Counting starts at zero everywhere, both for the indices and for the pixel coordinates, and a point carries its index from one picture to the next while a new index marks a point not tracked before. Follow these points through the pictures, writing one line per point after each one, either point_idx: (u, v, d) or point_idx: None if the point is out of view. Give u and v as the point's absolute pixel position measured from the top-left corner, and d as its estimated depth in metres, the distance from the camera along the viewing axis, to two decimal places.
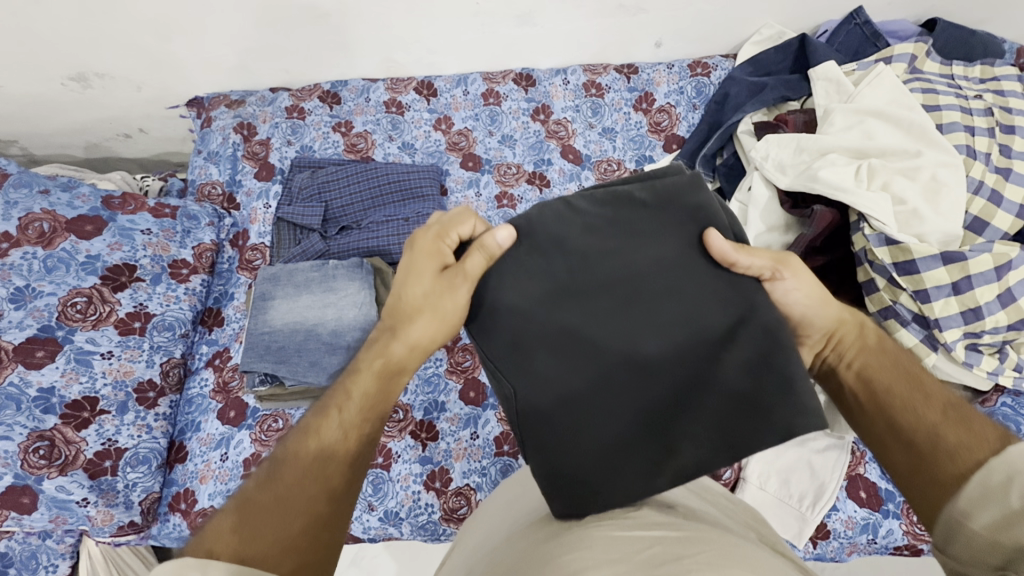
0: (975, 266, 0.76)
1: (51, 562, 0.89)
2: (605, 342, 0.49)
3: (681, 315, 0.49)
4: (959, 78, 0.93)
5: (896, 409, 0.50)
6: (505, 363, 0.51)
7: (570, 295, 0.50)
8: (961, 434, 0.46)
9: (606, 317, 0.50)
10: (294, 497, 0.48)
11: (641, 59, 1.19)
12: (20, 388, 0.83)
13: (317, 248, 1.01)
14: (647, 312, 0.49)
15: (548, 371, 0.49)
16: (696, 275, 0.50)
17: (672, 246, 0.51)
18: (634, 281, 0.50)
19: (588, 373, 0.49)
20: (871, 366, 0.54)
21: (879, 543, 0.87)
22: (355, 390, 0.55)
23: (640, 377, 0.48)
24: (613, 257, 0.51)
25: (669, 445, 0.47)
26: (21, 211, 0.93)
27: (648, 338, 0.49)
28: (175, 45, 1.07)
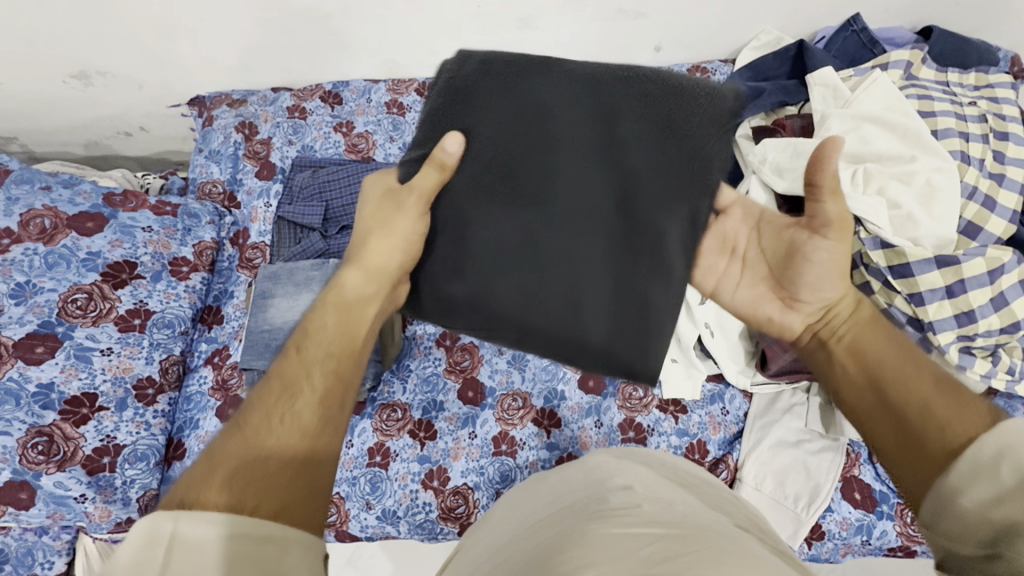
0: (968, 269, 0.78)
1: (47, 559, 0.89)
2: (544, 247, 0.56)
3: (611, 212, 0.56)
4: (954, 84, 0.94)
5: (890, 387, 0.53)
6: (456, 287, 0.57)
7: (505, 207, 0.56)
8: (951, 408, 0.48)
9: (543, 226, 0.56)
10: (271, 442, 0.47)
11: (640, 63, 1.20)
12: (19, 383, 0.83)
13: (317, 248, 1.02)
14: (580, 217, 0.56)
15: (512, 252, 0.56)
16: (619, 168, 0.57)
17: (594, 149, 0.57)
18: (566, 191, 0.56)
19: (537, 280, 0.56)
20: (864, 347, 0.56)
21: (873, 544, 0.88)
22: (316, 339, 0.56)
23: (585, 275, 0.55)
24: (542, 172, 0.57)
25: (631, 279, 0.56)
26: (22, 207, 0.93)
27: (585, 238, 0.56)
28: (177, 44, 1.07)
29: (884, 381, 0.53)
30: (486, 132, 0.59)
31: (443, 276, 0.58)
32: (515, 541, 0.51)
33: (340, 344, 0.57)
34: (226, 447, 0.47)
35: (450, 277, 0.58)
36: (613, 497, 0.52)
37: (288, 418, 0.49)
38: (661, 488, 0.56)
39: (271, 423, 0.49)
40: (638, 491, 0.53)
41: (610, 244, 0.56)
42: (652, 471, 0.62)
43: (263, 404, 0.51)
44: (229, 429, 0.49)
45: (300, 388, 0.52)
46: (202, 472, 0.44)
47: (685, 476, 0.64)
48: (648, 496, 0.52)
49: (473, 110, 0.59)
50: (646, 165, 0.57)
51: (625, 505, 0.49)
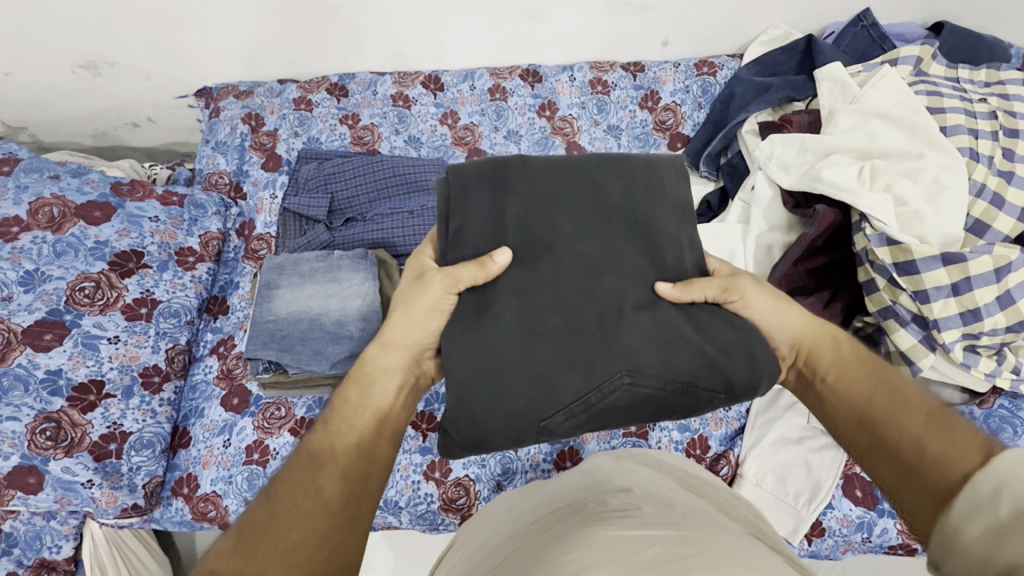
0: (975, 267, 0.77)
1: (55, 543, 0.91)
2: (600, 307, 0.56)
3: (638, 254, 0.57)
4: (964, 81, 0.93)
5: (880, 420, 0.53)
6: (526, 375, 0.54)
7: (536, 284, 0.56)
8: (945, 444, 0.48)
9: (582, 296, 0.56)
10: (294, 511, 0.49)
11: (647, 58, 1.20)
12: (27, 370, 0.84)
13: (321, 239, 1.02)
14: (617, 274, 0.56)
15: (592, 339, 0.55)
16: (622, 227, 0.58)
17: (588, 212, 0.58)
18: (586, 253, 0.57)
19: (607, 341, 0.55)
20: (847, 380, 0.57)
21: (873, 542, 0.88)
22: (344, 402, 0.56)
23: (648, 324, 0.55)
24: (555, 244, 0.57)
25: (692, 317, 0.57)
26: (31, 195, 0.94)
27: (626, 291, 0.56)
28: (184, 35, 1.07)
29: (879, 416, 0.53)
30: (476, 220, 0.58)
31: (500, 373, 0.55)
32: (511, 543, 0.51)
33: (364, 417, 0.55)
34: (252, 521, 0.49)
35: (513, 370, 0.55)
36: (612, 499, 0.52)
37: (309, 498, 0.50)
38: (658, 489, 0.57)
39: (293, 502, 0.50)
40: (637, 493, 0.54)
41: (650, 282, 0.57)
42: (649, 471, 0.63)
43: (290, 476, 0.52)
44: (260, 499, 0.51)
45: (325, 459, 0.52)
46: (232, 545, 0.48)
47: (686, 477, 0.64)
48: (647, 498, 0.53)
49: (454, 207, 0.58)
50: (638, 212, 0.58)
51: (625, 507, 0.50)
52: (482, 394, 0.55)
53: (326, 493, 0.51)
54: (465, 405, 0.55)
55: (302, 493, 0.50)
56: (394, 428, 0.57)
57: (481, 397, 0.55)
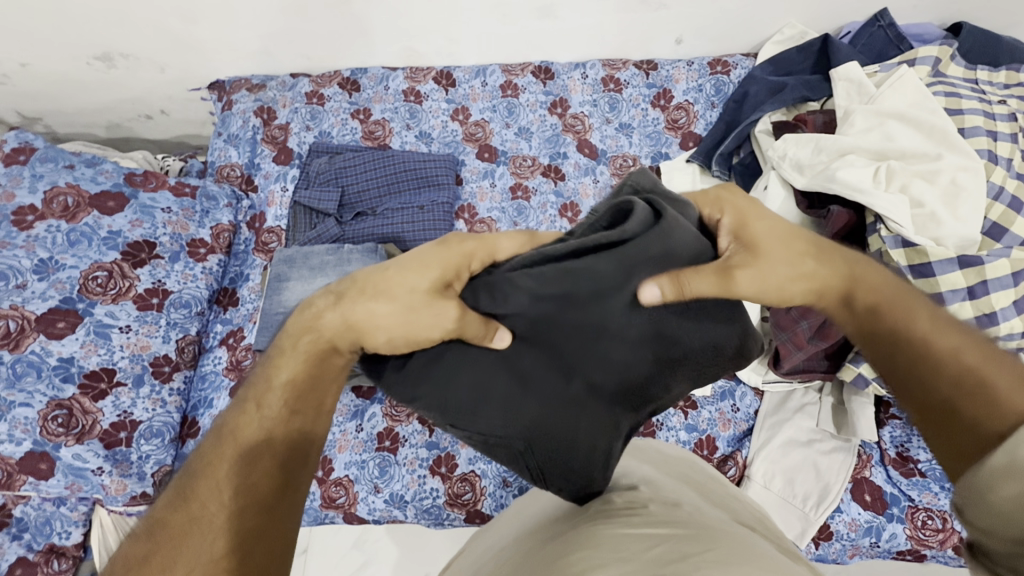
0: (991, 270, 0.76)
1: (65, 529, 0.92)
2: (580, 382, 0.50)
3: (648, 375, 0.51)
4: (983, 83, 0.92)
5: (921, 377, 0.52)
6: (472, 381, 0.50)
7: (550, 328, 0.49)
8: (981, 400, 0.47)
9: (578, 360, 0.50)
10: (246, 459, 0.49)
11: (661, 56, 1.19)
12: (41, 357, 0.85)
13: (331, 233, 1.02)
14: (614, 357, 0.50)
15: (535, 388, 0.51)
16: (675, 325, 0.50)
17: (666, 308, 0.49)
18: (634, 330, 0.49)
19: (548, 408, 0.51)
20: (872, 332, 0.55)
21: (881, 547, 0.87)
22: (279, 373, 0.52)
23: (594, 425, 0.52)
24: (607, 303, 0.48)
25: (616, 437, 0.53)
26: (46, 184, 0.95)
27: (604, 394, 0.51)
28: (198, 28, 1.08)
29: (910, 374, 0.52)
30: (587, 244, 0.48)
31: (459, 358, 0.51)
32: (516, 544, 0.52)
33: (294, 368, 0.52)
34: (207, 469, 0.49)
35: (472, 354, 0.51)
36: (617, 498, 0.52)
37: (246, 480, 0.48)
38: (665, 487, 0.57)
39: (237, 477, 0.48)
40: (643, 491, 0.54)
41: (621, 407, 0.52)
42: (653, 466, 0.64)
43: (216, 459, 0.49)
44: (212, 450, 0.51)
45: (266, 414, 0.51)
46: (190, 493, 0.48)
47: (693, 471, 0.65)
48: (652, 495, 0.53)
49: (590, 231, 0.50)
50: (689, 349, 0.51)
51: (631, 505, 0.49)
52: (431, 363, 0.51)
53: (263, 468, 0.49)
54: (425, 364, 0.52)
55: (231, 475, 0.48)
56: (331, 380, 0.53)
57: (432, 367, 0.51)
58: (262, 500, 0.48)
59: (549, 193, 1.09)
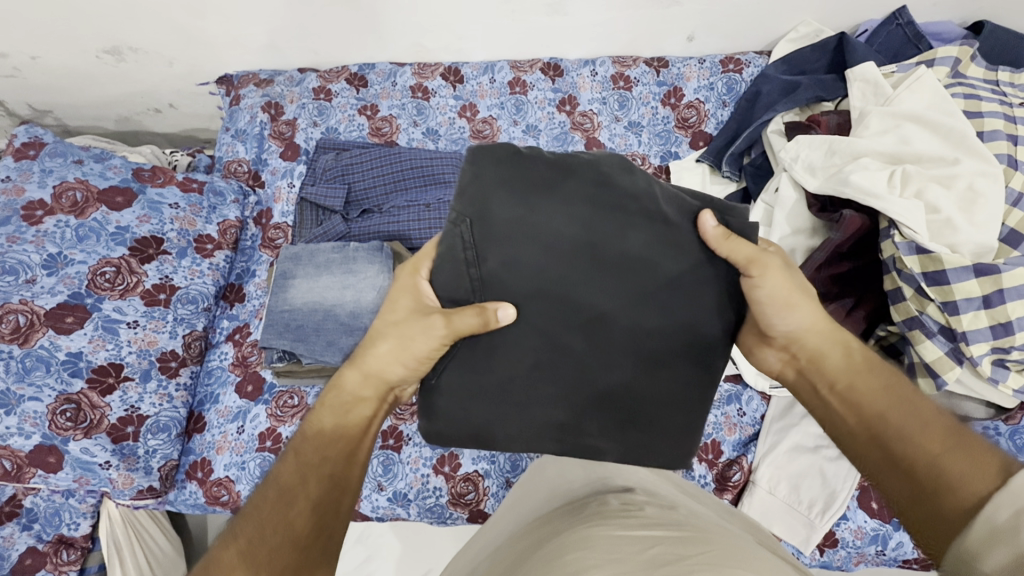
0: (1009, 279, 0.73)
1: (73, 520, 0.93)
2: (568, 345, 0.56)
3: (606, 387, 0.57)
4: (1004, 84, 0.89)
5: (892, 437, 0.51)
6: (510, 258, 0.54)
7: (591, 277, 0.54)
8: (962, 460, 0.46)
9: (586, 318, 0.55)
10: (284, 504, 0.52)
11: (672, 53, 1.17)
12: (49, 351, 0.86)
13: (338, 230, 1.02)
14: (597, 341, 0.56)
15: (517, 326, 0.55)
16: (658, 347, 0.56)
17: (658, 329, 0.56)
18: (620, 334, 0.55)
19: (520, 342, 0.56)
20: (857, 392, 0.55)
21: (887, 555, 0.86)
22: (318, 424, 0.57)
23: (524, 394, 0.57)
24: (639, 304, 0.55)
25: (544, 419, 0.58)
26: (55, 179, 0.95)
27: (561, 376, 0.56)
28: (206, 22, 1.07)
29: (882, 431, 0.52)
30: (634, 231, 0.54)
31: (500, 245, 0.54)
32: (511, 543, 0.52)
33: (328, 414, 0.58)
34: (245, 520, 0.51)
35: (507, 244, 0.54)
36: (613, 499, 0.52)
37: (282, 520, 0.50)
38: (661, 493, 0.57)
39: (269, 524, 0.50)
40: (639, 494, 0.53)
41: (562, 407, 0.57)
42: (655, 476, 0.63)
43: (255, 507, 0.52)
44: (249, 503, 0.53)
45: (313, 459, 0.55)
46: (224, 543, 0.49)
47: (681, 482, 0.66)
48: (649, 498, 0.53)
49: (647, 216, 0.54)
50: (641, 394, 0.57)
51: (627, 507, 0.49)
52: (501, 212, 0.54)
53: (297, 506, 0.52)
54: (466, 216, 0.54)
55: (273, 515, 0.51)
56: (364, 439, 0.58)
57: (514, 199, 0.54)
58: (298, 537, 0.50)
59: None
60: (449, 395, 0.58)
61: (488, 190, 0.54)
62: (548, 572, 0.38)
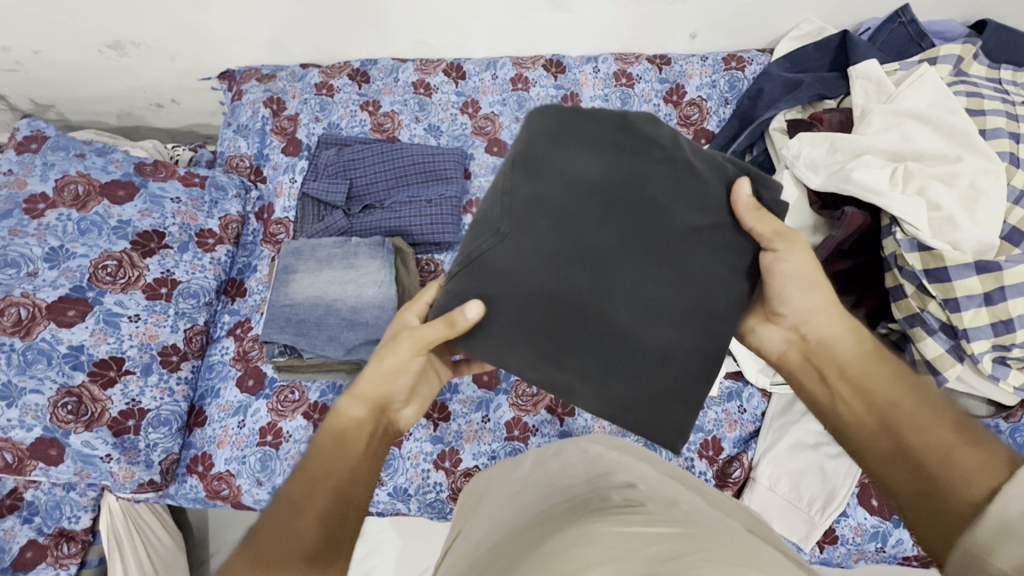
0: (1010, 277, 0.73)
1: (74, 513, 0.93)
2: (576, 285, 0.53)
3: (642, 364, 0.54)
4: (1006, 83, 0.89)
5: (902, 426, 0.52)
6: (536, 243, 0.53)
7: (618, 221, 0.53)
8: (972, 453, 0.47)
9: (627, 297, 0.53)
10: (295, 521, 0.51)
11: (674, 50, 1.17)
12: (51, 345, 0.86)
13: (339, 226, 1.02)
14: (605, 288, 0.53)
15: (533, 257, 0.54)
16: (666, 308, 0.54)
17: (671, 288, 0.54)
18: (631, 283, 0.54)
19: (529, 274, 0.54)
20: (870, 380, 0.55)
21: (887, 552, 0.87)
22: (324, 441, 0.57)
23: (518, 328, 0.55)
24: (658, 257, 0.53)
25: (530, 357, 0.55)
26: (57, 173, 0.95)
27: (561, 316, 0.54)
28: (209, 17, 1.07)
29: (894, 421, 0.52)
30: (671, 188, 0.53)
31: (542, 173, 0.54)
32: (512, 539, 0.52)
33: (333, 430, 0.58)
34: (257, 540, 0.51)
35: (550, 173, 0.53)
36: (614, 495, 0.52)
37: (292, 535, 0.50)
38: (663, 488, 0.57)
39: (281, 540, 0.50)
40: (641, 490, 0.53)
41: (613, 392, 0.54)
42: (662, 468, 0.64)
43: (264, 532, 0.51)
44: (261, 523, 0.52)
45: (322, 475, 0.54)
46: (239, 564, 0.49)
47: (680, 473, 0.66)
48: (650, 494, 0.53)
49: (690, 177, 0.53)
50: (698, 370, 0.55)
51: (628, 503, 0.49)
52: (551, 144, 0.54)
53: (308, 521, 0.51)
54: (525, 142, 0.54)
55: (285, 533, 0.50)
56: (373, 450, 0.58)
57: (572, 135, 0.54)
58: (310, 550, 0.49)
59: None
60: (451, 303, 0.56)
61: (544, 126, 0.54)
62: (550, 569, 0.38)
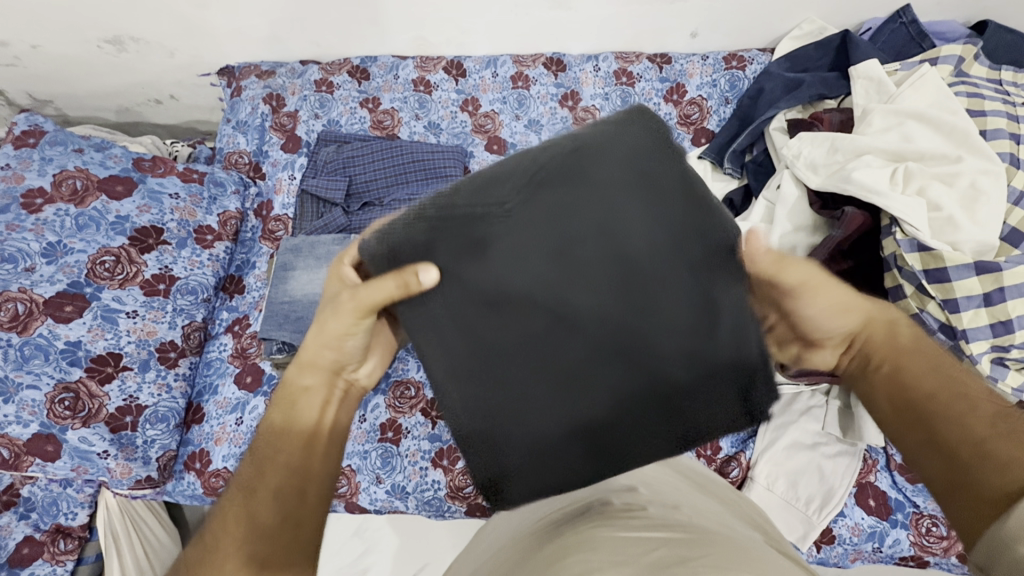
0: (1010, 277, 0.73)
1: (71, 510, 0.93)
2: (537, 310, 0.48)
3: (578, 413, 0.49)
4: (1007, 83, 0.89)
5: (937, 414, 0.49)
6: (519, 261, 0.47)
7: (604, 258, 0.48)
8: (1010, 445, 0.45)
9: (583, 335, 0.48)
10: (246, 501, 0.50)
11: (675, 49, 1.17)
12: (48, 340, 0.86)
13: (338, 223, 1.02)
14: (566, 321, 0.48)
15: (507, 269, 0.48)
16: (619, 359, 0.48)
17: (630, 339, 0.48)
18: (594, 323, 0.48)
19: (495, 286, 0.48)
20: (905, 370, 0.53)
21: (884, 552, 0.87)
22: (272, 424, 0.56)
23: (462, 336, 0.49)
24: (631, 303, 0.48)
25: (466, 369, 0.49)
26: (55, 168, 0.95)
27: (510, 338, 0.48)
28: (209, 12, 1.07)
29: (930, 407, 0.50)
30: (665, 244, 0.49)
31: (550, 186, 0.48)
32: (515, 544, 0.52)
33: (281, 410, 0.57)
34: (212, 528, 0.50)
35: (556, 189, 0.48)
36: (616, 499, 0.52)
37: (245, 515, 0.49)
38: (666, 489, 0.57)
39: (235, 520, 0.49)
40: (643, 494, 0.53)
41: (549, 447, 0.49)
42: (656, 464, 0.64)
43: (221, 515, 0.50)
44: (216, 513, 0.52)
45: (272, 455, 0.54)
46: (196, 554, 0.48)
47: (692, 473, 0.66)
48: (651, 498, 0.53)
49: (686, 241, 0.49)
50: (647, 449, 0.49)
51: (630, 507, 0.49)
52: (571, 161, 0.49)
53: (259, 498, 0.50)
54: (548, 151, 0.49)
55: (238, 517, 0.49)
56: (325, 423, 0.57)
57: (596, 155, 0.49)
58: (265, 527, 0.48)
59: None
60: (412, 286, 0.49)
61: (577, 138, 0.50)
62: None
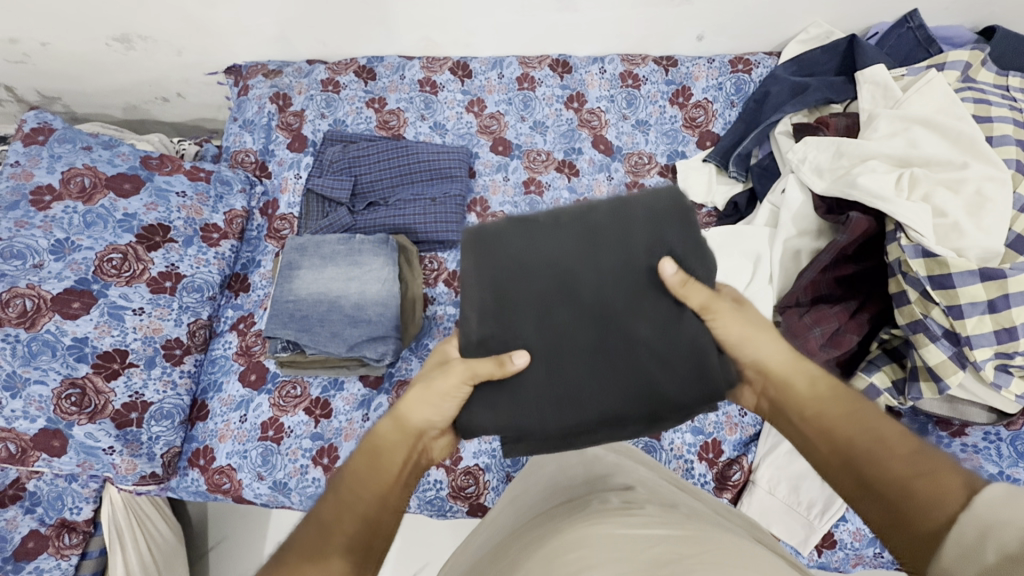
0: (1014, 284, 0.73)
1: (75, 504, 0.93)
2: (553, 296, 0.55)
3: (566, 386, 0.54)
4: (1014, 89, 0.89)
5: (861, 463, 0.49)
6: (550, 261, 0.56)
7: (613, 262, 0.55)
8: (928, 486, 0.44)
9: (582, 322, 0.54)
10: (319, 544, 0.48)
11: (681, 52, 1.17)
12: (55, 336, 0.86)
13: (343, 222, 1.03)
14: (575, 307, 0.55)
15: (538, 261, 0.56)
16: (605, 344, 0.54)
17: (617, 329, 0.54)
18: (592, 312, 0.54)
19: (525, 272, 0.56)
20: (825, 419, 0.53)
21: (885, 557, 0.87)
22: (356, 464, 0.54)
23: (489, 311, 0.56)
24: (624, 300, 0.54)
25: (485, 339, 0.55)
26: (64, 165, 0.95)
27: (525, 317, 0.55)
28: (217, 12, 1.07)
29: (852, 457, 0.50)
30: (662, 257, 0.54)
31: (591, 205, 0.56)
32: (511, 541, 0.52)
33: (365, 453, 0.54)
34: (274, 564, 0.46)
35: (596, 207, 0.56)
36: (613, 497, 0.52)
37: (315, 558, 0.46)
38: (660, 490, 0.57)
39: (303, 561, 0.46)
40: (638, 492, 0.53)
41: (537, 417, 0.54)
42: (645, 470, 0.64)
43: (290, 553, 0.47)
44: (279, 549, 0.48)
45: (353, 497, 0.51)
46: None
47: (679, 479, 0.66)
48: (648, 496, 0.53)
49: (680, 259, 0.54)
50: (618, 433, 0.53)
51: (626, 505, 0.49)
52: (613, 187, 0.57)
53: (333, 546, 0.47)
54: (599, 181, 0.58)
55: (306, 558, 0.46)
56: (405, 479, 0.54)
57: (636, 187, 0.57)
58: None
59: (562, 188, 1.07)
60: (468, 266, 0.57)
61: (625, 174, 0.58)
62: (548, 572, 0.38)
